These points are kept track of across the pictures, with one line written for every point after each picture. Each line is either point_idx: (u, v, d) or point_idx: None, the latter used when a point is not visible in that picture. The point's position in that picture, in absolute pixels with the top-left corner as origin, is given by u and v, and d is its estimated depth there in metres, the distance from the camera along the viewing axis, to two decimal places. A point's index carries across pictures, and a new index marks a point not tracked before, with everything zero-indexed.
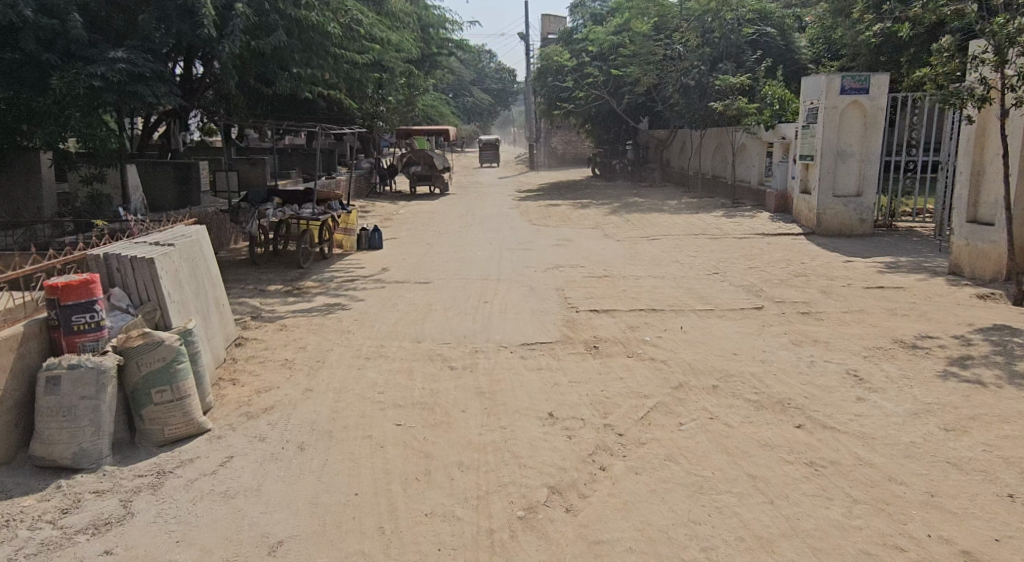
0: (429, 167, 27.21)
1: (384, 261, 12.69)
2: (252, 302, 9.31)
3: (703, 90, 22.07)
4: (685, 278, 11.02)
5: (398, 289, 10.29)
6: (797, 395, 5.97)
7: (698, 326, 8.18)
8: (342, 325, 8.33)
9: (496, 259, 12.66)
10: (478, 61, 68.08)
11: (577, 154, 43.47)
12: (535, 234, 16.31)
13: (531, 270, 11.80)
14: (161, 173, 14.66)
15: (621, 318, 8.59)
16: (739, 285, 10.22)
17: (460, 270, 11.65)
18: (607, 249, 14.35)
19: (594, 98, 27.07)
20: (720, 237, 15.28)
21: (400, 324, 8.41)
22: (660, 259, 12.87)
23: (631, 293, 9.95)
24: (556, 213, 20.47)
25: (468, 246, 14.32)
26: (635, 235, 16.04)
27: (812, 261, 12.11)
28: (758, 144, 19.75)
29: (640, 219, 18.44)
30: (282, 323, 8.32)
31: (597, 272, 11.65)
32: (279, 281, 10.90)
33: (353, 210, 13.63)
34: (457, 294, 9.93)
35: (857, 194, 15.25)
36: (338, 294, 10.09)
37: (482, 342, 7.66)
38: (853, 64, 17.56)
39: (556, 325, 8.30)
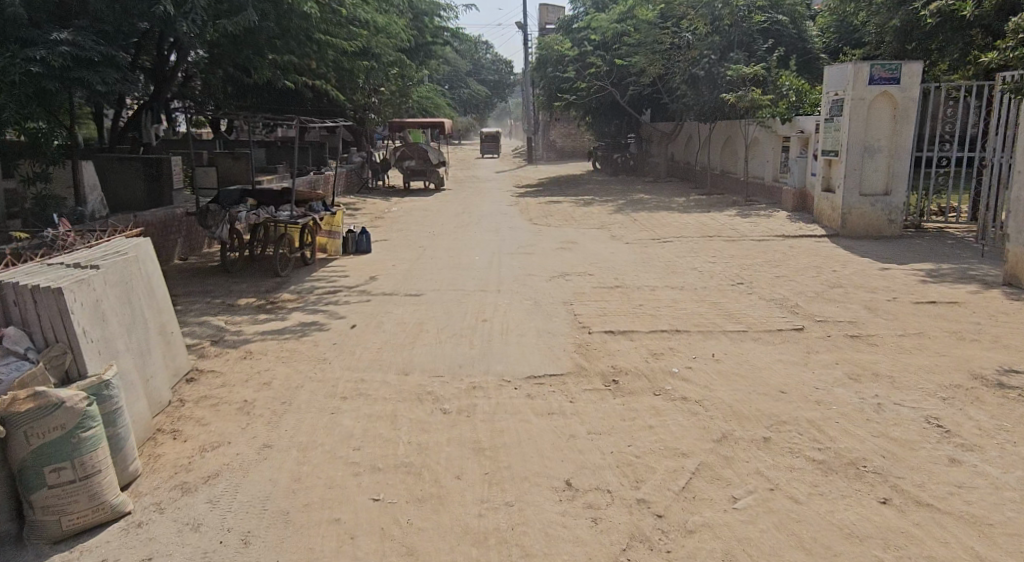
0: (424, 161, 26.07)
1: (372, 269, 11.52)
2: (215, 321, 8.13)
3: (714, 80, 20.74)
4: (706, 290, 9.85)
5: (385, 303, 9.11)
6: (871, 452, 4.83)
7: (732, 354, 7.02)
8: (316, 351, 7.15)
9: (495, 266, 11.50)
10: (474, 51, 66.58)
11: (576, 147, 42.20)
12: (536, 236, 15.13)
13: (534, 279, 10.64)
14: (128, 169, 13.48)
15: (642, 343, 7.43)
16: (770, 298, 9.06)
17: (456, 279, 10.49)
18: (616, 253, 13.18)
19: (597, 89, 25.79)
20: (739, 239, 14.13)
21: (386, 349, 7.24)
22: (675, 266, 11.70)
23: (648, 308, 8.79)
24: (557, 211, 19.26)
25: (465, 250, 13.16)
26: (644, 236, 14.88)
27: (844, 269, 10.95)
28: (772, 139, 18.60)
29: (648, 219, 17.26)
30: (246, 349, 7.14)
31: (608, 282, 10.48)
32: (254, 292, 9.77)
33: (338, 211, 12.44)
34: (452, 310, 8.75)
35: (885, 193, 14.10)
36: (317, 310, 8.92)
37: (480, 376, 6.50)
38: (878, 52, 16.39)
39: (566, 352, 7.14)
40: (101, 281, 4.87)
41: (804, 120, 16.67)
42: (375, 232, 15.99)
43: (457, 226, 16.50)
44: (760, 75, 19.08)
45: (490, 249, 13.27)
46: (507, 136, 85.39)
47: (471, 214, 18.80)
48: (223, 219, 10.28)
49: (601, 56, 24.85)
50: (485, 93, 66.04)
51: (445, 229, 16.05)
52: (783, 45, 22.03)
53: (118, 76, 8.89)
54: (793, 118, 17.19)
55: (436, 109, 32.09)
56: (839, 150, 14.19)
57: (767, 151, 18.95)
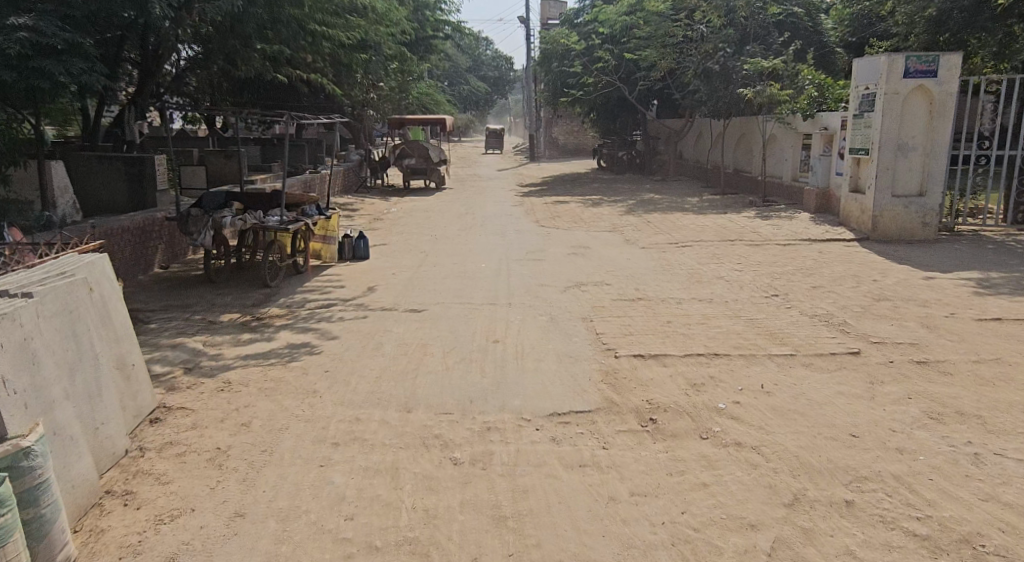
0: (425, 159, 25.14)
1: (371, 278, 10.61)
2: (192, 341, 7.18)
3: (729, 75, 19.75)
4: (739, 303, 8.91)
5: (384, 320, 8.19)
6: (984, 526, 3.98)
7: (784, 384, 6.11)
8: (306, 381, 6.22)
9: (504, 274, 10.59)
10: (474, 45, 65.53)
11: (579, 144, 41.22)
12: (545, 239, 14.20)
13: (547, 289, 9.73)
14: (109, 168, 12.54)
15: (677, 369, 6.50)
16: (814, 314, 8.13)
17: (462, 290, 9.57)
18: (632, 259, 12.26)
19: (604, 84, 24.93)
20: (762, 243, 13.21)
21: (386, 378, 6.32)
22: (699, 274, 10.76)
23: (677, 326, 7.87)
24: (566, 212, 18.31)
25: (470, 256, 12.25)
26: (661, 240, 13.95)
27: (885, 278, 10.04)
28: (791, 136, 17.71)
29: (663, 220, 16.32)
30: (224, 378, 6.20)
31: (629, 293, 9.56)
32: (238, 306, 8.85)
33: (333, 214, 11.49)
34: (459, 328, 7.82)
35: (920, 194, 13.25)
36: (308, 327, 7.99)
37: (496, 413, 5.57)
38: (907, 43, 15.47)
39: (593, 382, 6.22)
40: (29, 315, 3.98)
41: (829, 116, 15.76)
42: (374, 235, 15.06)
43: (461, 229, 15.60)
44: (780, 69, 18.11)
45: (497, 254, 12.38)
46: (508, 133, 84.31)
47: (474, 215, 17.90)
48: (205, 224, 9.33)
49: (610, 49, 23.85)
50: (485, 90, 65.00)
51: (447, 232, 15.11)
52: (800, 38, 21.09)
53: (87, 67, 7.96)
54: (816, 114, 16.27)
55: (437, 105, 31.09)
56: (871, 148, 13.30)
57: (785, 149, 18.06)
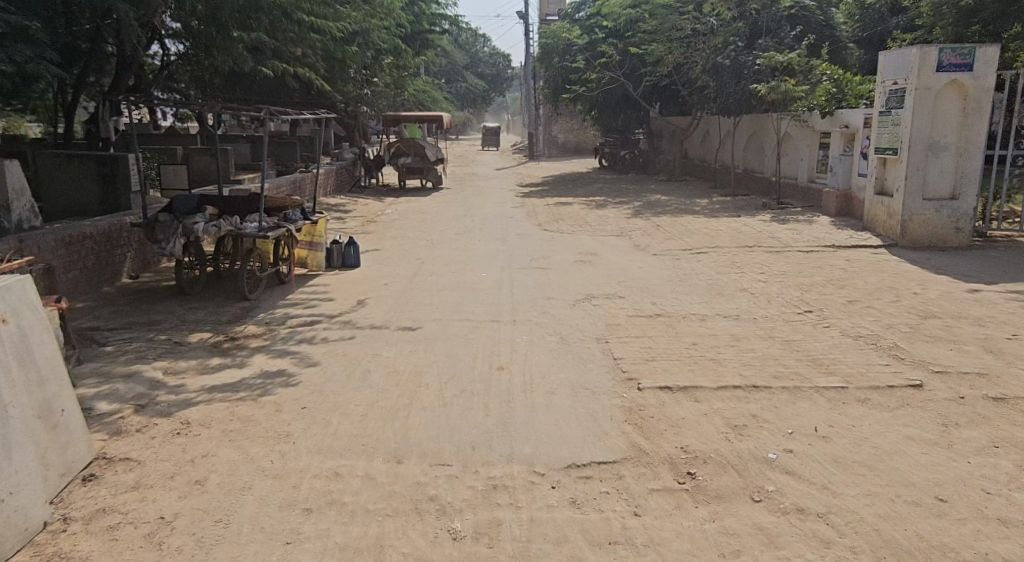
0: (421, 158, 24.21)
1: (363, 289, 9.71)
2: (152, 368, 6.24)
3: (740, 71, 18.87)
4: (769, 321, 8.01)
5: (374, 342, 7.27)
6: None
7: (840, 425, 5.21)
8: (279, 420, 5.29)
9: (508, 285, 9.69)
10: (472, 42, 64.52)
11: (579, 143, 40.30)
12: (549, 245, 13.30)
13: (555, 303, 8.83)
14: (79, 167, 11.59)
15: (712, 406, 5.59)
16: (858, 336, 7.24)
17: (461, 305, 8.69)
18: (645, 267, 11.37)
19: (607, 81, 23.66)
20: (783, 250, 12.30)
21: (373, 417, 5.40)
22: (720, 286, 9.85)
23: (706, 349, 6.95)
24: (570, 215, 17.37)
25: (470, 264, 11.34)
26: (674, 247, 13.01)
27: (927, 292, 9.16)
28: (808, 135, 16.84)
29: (674, 224, 15.39)
30: (182, 417, 5.26)
31: (646, 309, 8.65)
32: (210, 323, 7.92)
33: (321, 219, 10.58)
34: (458, 353, 6.92)
35: (952, 196, 12.37)
36: (287, 350, 7.05)
37: (505, 467, 4.66)
38: (934, 36, 14.58)
39: (615, 423, 5.30)
40: None
41: (850, 113, 14.90)
42: (365, 239, 14.15)
43: (459, 233, 14.69)
44: (795, 64, 17.17)
45: (498, 262, 11.48)
46: (506, 131, 83.29)
47: (473, 218, 16.99)
48: (175, 230, 8.37)
49: (615, 43, 22.92)
50: (483, 87, 64.01)
51: (445, 236, 14.19)
52: (813, 31, 20.19)
53: (31, 55, 7.29)
54: (835, 112, 15.40)
55: (433, 102, 30.15)
56: (899, 147, 12.41)
57: (801, 148, 17.19)
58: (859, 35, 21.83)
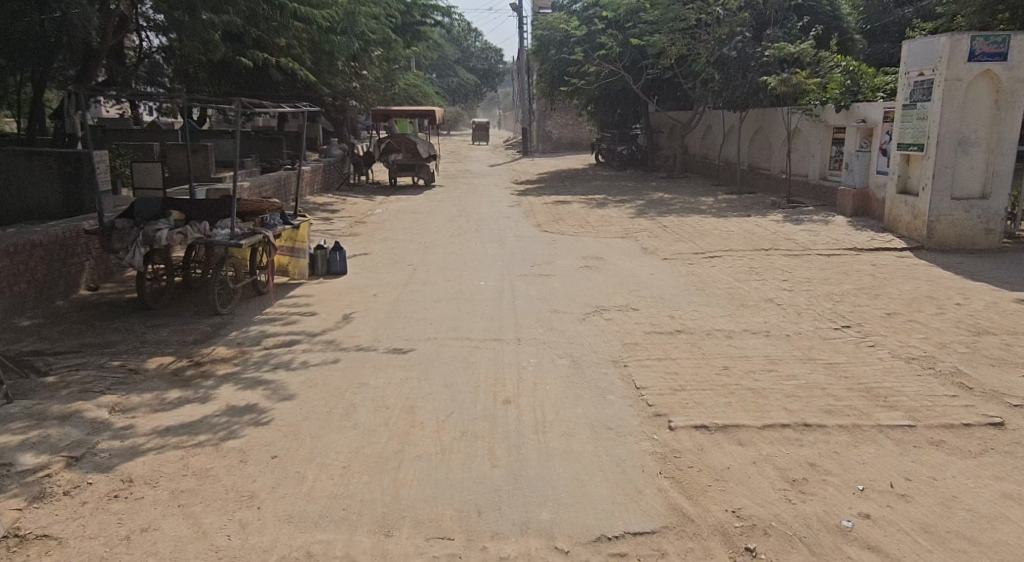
0: (412, 155, 23.28)
1: (349, 302, 8.81)
2: (95, 405, 5.32)
3: (747, 63, 18.00)
4: (804, 339, 7.16)
5: (361, 368, 6.38)
6: None
7: (920, 479, 4.36)
8: (242, 477, 4.40)
9: (509, 297, 8.81)
10: (464, 36, 63.46)
11: (574, 139, 39.40)
12: (551, 249, 12.42)
13: (563, 318, 7.95)
14: (39, 166, 10.64)
15: (761, 451, 4.71)
16: (910, 358, 6.37)
17: (457, 322, 7.80)
18: (656, 273, 10.49)
19: (607, 74, 23.06)
20: (802, 254, 11.46)
21: (358, 470, 4.52)
22: (742, 296, 8.98)
23: (740, 376, 6.08)
24: (571, 215, 16.48)
25: (467, 271, 10.46)
26: (685, 250, 12.14)
27: (970, 302, 8.35)
28: (820, 130, 16.00)
29: (681, 225, 14.52)
30: (124, 474, 4.36)
31: (665, 324, 7.78)
32: (174, 345, 7.02)
33: (303, 222, 9.66)
34: (456, 381, 6.02)
35: (982, 196, 11.56)
36: (259, 378, 6.14)
37: (520, 543, 3.79)
38: (957, 24, 13.73)
39: (648, 477, 4.42)
40: None
41: (867, 107, 14.04)
42: (354, 242, 13.25)
43: (453, 234, 13.80)
44: (807, 56, 16.30)
45: (497, 268, 10.60)
46: (498, 126, 82.26)
47: (468, 218, 16.12)
48: (134, 238, 7.45)
49: (614, 35, 21.93)
50: (475, 82, 62.96)
51: (438, 239, 13.30)
52: (821, 22, 19.31)
53: None
54: (851, 105, 14.56)
55: (425, 96, 29.19)
56: (925, 143, 11.57)
57: (811, 144, 16.38)
58: (864, 27, 21.02)
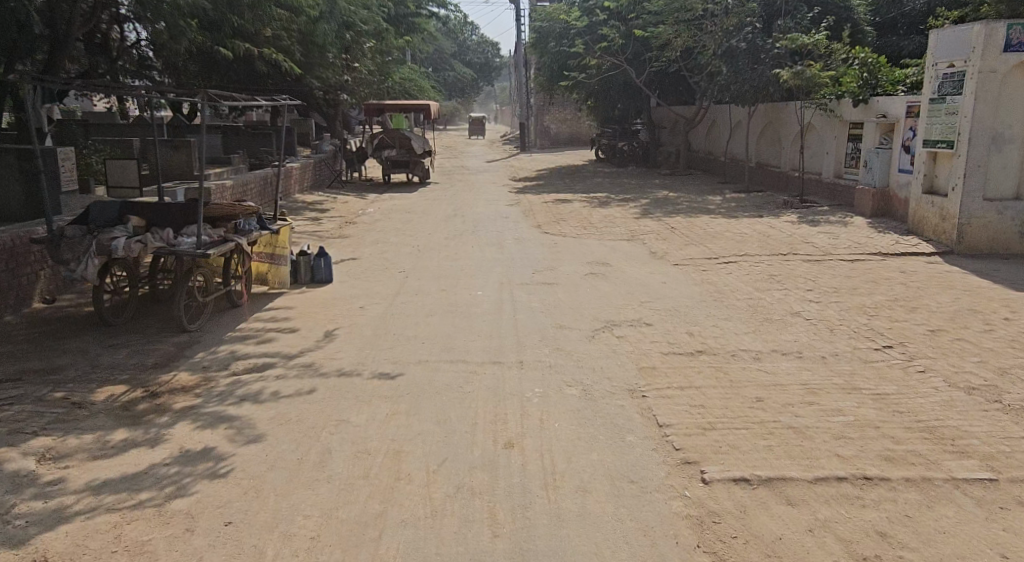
0: (406, 151, 22.35)
1: (333, 316, 8.01)
2: (22, 452, 4.55)
3: (757, 55, 17.14)
4: (841, 361, 6.37)
5: (340, 401, 5.58)
6: None
7: (1015, 557, 3.59)
8: (188, 554, 3.64)
9: (509, 311, 8.00)
10: (460, 29, 62.46)
11: (573, 134, 38.53)
12: (553, 253, 11.59)
13: (570, 336, 7.15)
14: None
15: (816, 514, 3.94)
16: (970, 388, 5.58)
17: (451, 342, 6.99)
18: (668, 281, 9.70)
19: (609, 67, 22.22)
20: (824, 259, 10.65)
21: (330, 544, 3.75)
22: (764, 308, 8.17)
23: (775, 409, 5.30)
24: (572, 215, 15.68)
25: (463, 279, 9.66)
26: (696, 254, 11.34)
27: (1019, 317, 7.56)
28: (834, 125, 15.20)
29: (690, 227, 13.71)
30: (44, 552, 3.61)
31: (683, 344, 6.97)
32: (130, 370, 6.22)
33: (282, 227, 8.84)
34: (451, 417, 5.23)
35: (1015, 196, 10.77)
36: (222, 414, 5.37)
37: None
38: (983, 12, 12.90)
39: (683, 553, 3.67)
40: None
41: (887, 101, 13.22)
42: (343, 246, 12.45)
43: (449, 237, 13.00)
44: (820, 47, 15.47)
45: (495, 276, 9.79)
46: (496, 122, 81.32)
47: (464, 218, 15.32)
48: (87, 249, 6.65)
49: (616, 26, 21.03)
50: (471, 76, 62.03)
51: (433, 242, 12.46)
52: (831, 13, 18.46)
53: None
54: (869, 100, 13.72)
55: (420, 90, 28.34)
56: (955, 140, 10.76)
57: (825, 140, 15.58)
58: (876, 18, 20.18)
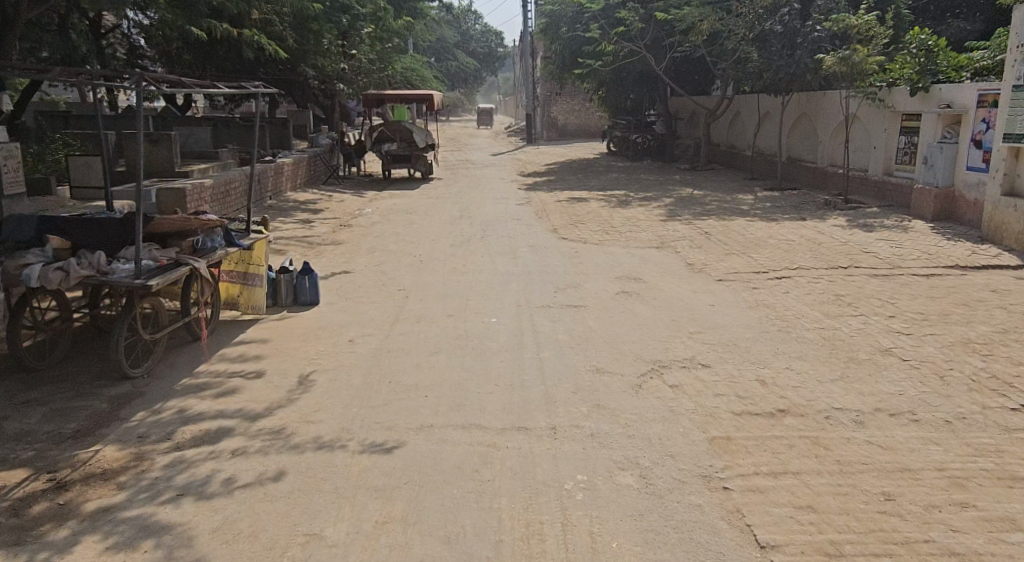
0: (407, 144, 20.83)
1: (316, 354, 6.51)
2: None
3: (793, 40, 15.54)
4: (976, 428, 4.87)
5: (316, 501, 4.11)
6: None
7: None
8: None
9: (532, 351, 6.48)
10: (463, 18, 60.71)
11: (582, 126, 36.96)
12: (575, 265, 10.10)
13: (612, 390, 5.63)
14: None
15: None
16: None
17: (462, 396, 5.51)
18: (716, 303, 8.17)
19: (626, 54, 20.65)
20: (892, 273, 9.13)
21: None
22: (844, 343, 6.65)
23: (917, 518, 3.82)
24: (591, 216, 14.17)
25: (474, 302, 8.15)
26: (741, 267, 9.83)
27: None
28: (884, 116, 13.62)
29: (726, 232, 12.18)
30: None
31: (759, 399, 5.45)
32: (39, 444, 4.75)
33: (255, 241, 7.33)
34: (468, 534, 3.77)
35: None
36: (150, 524, 3.91)
37: None
38: None
39: None
40: None
41: (952, 89, 11.65)
42: (336, 254, 10.98)
43: (455, 244, 11.49)
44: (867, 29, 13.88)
45: (512, 298, 8.28)
46: (499, 113, 79.68)
47: (472, 220, 13.82)
48: None
49: (635, 9, 19.41)
50: (475, 65, 60.35)
51: (437, 251, 10.96)
52: None
53: None
54: (930, 88, 12.08)
55: (422, 80, 26.79)
56: None
57: (871, 133, 14.05)
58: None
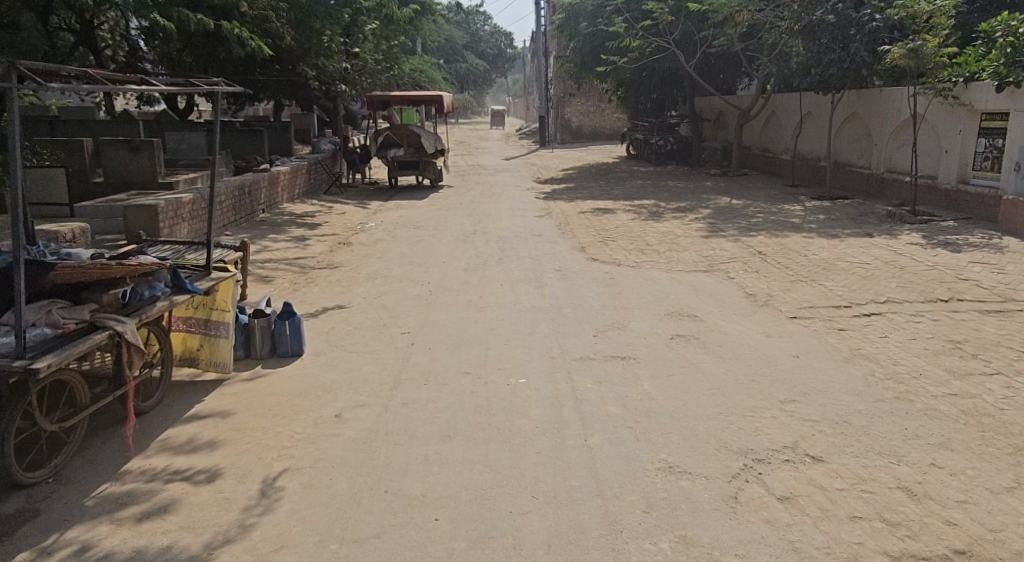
0: (415, 150, 19.20)
1: (293, 439, 4.87)
2: None
3: (846, 30, 13.85)
4: None
5: None
6: None
7: None
8: None
9: (576, 437, 4.83)
10: (470, 18, 58.94)
11: (597, 128, 35.22)
12: (615, 296, 8.42)
13: (699, 511, 3.96)
14: None
15: None
16: None
17: (488, 522, 3.88)
18: (802, 353, 6.45)
19: (652, 51, 18.95)
20: (1011, 309, 7.43)
21: None
22: (999, 422, 4.96)
23: None
24: (621, 231, 12.49)
25: (498, 351, 6.52)
26: (817, 299, 8.13)
27: None
28: (958, 115, 11.91)
29: (783, 251, 10.48)
30: None
31: (920, 529, 3.77)
32: None
33: (223, 283, 5.78)
34: None
35: None
36: None
37: None
38: None
39: None
40: None
41: None
42: (331, 282, 9.35)
43: (468, 268, 9.84)
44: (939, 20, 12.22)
45: (544, 346, 6.63)
46: (507, 114, 77.93)
47: (487, 236, 12.16)
48: None
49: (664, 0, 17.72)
50: (483, 67, 58.58)
51: (448, 278, 9.29)
52: None
53: None
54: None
55: (431, 80, 25.13)
56: None
57: (942, 135, 12.33)
58: None
